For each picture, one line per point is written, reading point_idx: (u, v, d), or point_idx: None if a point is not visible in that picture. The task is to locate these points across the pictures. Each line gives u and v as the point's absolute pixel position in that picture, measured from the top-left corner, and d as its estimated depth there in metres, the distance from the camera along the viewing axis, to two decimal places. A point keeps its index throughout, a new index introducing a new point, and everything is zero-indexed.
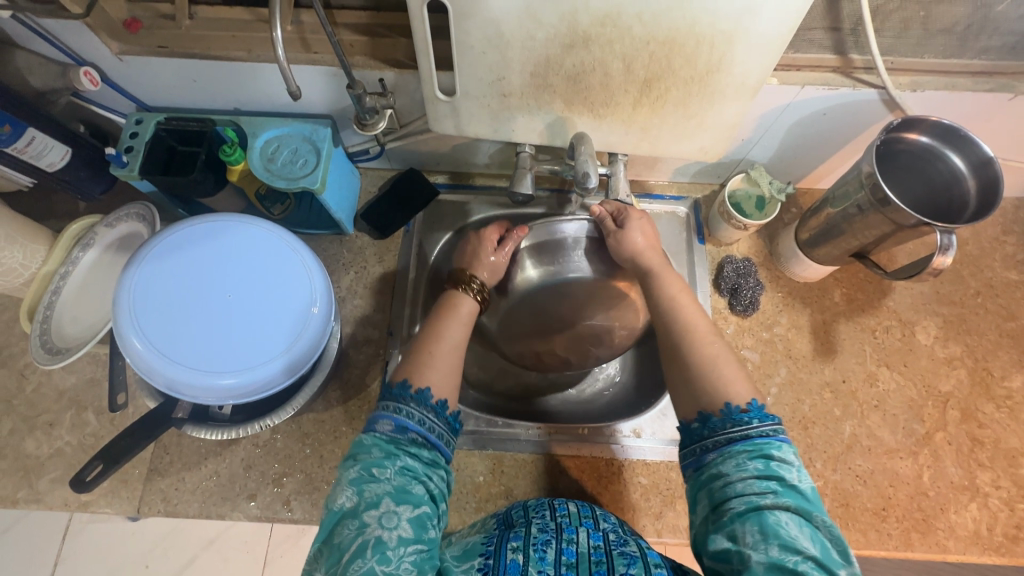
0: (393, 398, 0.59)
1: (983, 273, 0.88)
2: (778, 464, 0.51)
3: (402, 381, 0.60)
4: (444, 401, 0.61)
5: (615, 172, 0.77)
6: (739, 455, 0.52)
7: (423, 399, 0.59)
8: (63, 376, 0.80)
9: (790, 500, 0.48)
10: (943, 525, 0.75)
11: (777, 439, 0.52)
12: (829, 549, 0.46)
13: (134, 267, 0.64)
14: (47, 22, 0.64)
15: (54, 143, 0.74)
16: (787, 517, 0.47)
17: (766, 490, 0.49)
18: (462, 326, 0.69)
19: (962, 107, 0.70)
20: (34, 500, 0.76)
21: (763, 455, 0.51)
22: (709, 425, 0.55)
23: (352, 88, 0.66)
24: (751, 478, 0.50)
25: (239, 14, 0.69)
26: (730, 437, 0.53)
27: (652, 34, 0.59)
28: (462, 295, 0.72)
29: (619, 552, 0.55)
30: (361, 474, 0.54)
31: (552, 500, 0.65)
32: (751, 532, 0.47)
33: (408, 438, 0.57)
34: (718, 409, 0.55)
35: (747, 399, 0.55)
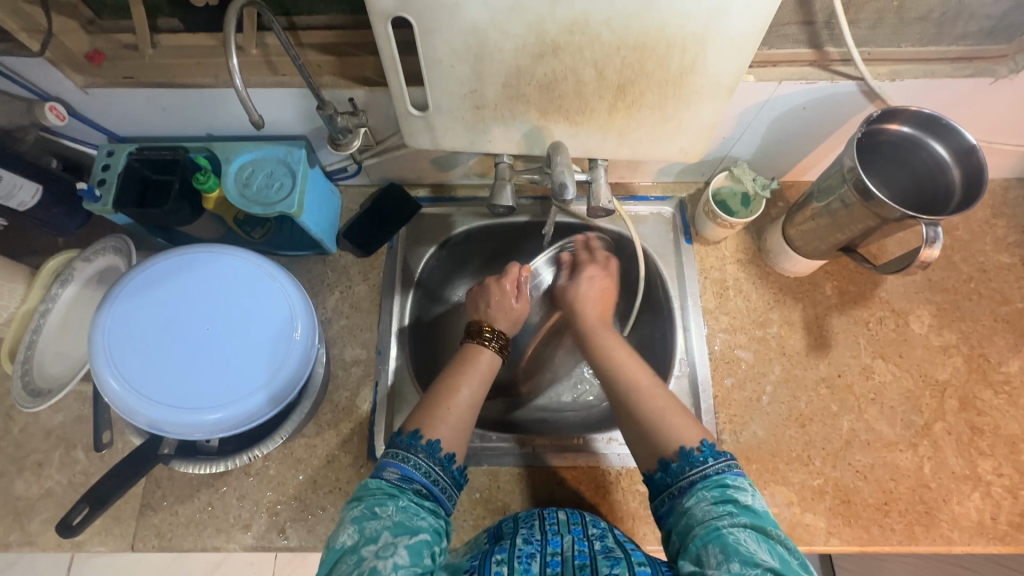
0: (403, 446, 0.60)
1: (975, 258, 0.87)
2: (733, 490, 0.54)
3: (414, 430, 0.60)
4: (451, 454, 0.61)
5: (596, 178, 0.74)
6: (697, 490, 0.55)
7: (432, 450, 0.60)
8: (49, 415, 0.79)
9: (744, 517, 0.51)
10: (947, 517, 0.75)
11: (731, 472, 0.55)
12: (787, 560, 0.49)
13: (110, 305, 0.63)
14: (7, 60, 0.63)
15: (23, 182, 0.72)
16: (745, 535, 0.50)
17: (723, 512, 0.52)
18: (478, 382, 0.68)
19: (942, 94, 0.69)
20: (27, 542, 0.75)
21: (718, 484, 0.54)
22: (670, 472, 0.58)
23: (321, 108, 0.64)
24: (707, 504, 0.53)
25: (203, 40, 0.68)
26: (691, 478, 0.56)
27: (623, 39, 0.58)
28: (481, 349, 0.73)
29: (604, 556, 0.56)
30: (363, 513, 0.53)
31: (541, 511, 0.66)
32: (714, 554, 0.49)
33: (414, 487, 0.57)
34: (674, 451, 0.58)
35: (698, 440, 0.59)
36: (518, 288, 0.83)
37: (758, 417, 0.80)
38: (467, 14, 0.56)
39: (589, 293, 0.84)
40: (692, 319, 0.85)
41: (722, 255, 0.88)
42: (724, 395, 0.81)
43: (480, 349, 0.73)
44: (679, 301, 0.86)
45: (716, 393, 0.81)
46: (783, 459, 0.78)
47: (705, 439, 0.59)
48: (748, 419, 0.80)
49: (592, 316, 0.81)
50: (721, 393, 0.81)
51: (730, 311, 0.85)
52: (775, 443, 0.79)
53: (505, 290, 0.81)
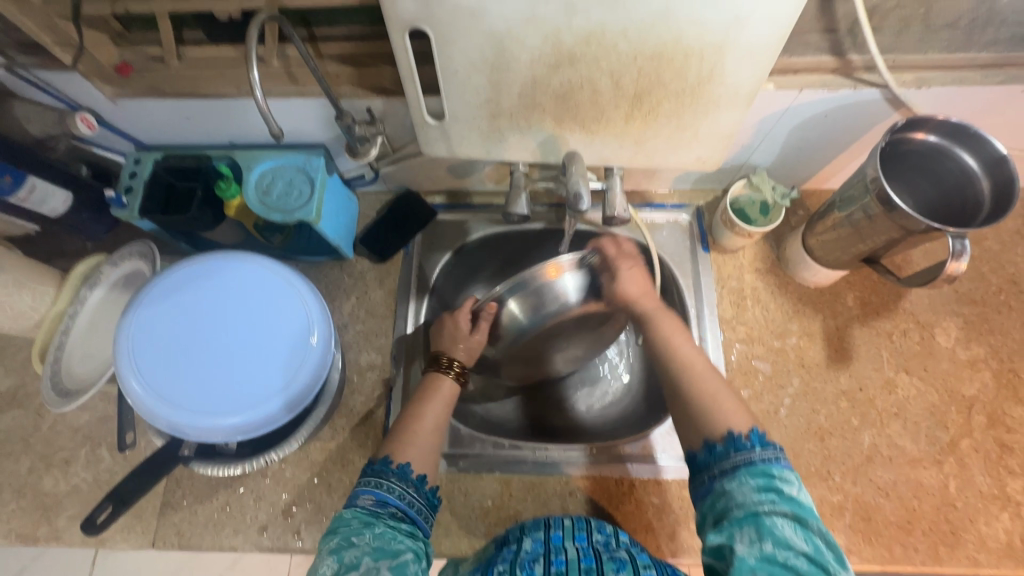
0: (375, 473, 0.60)
1: (1006, 269, 0.84)
2: (779, 480, 0.52)
3: (383, 456, 0.61)
4: (423, 475, 0.62)
5: (612, 187, 0.73)
6: (740, 474, 0.54)
7: (403, 473, 0.60)
8: (76, 414, 0.82)
9: (786, 507, 0.50)
10: (973, 537, 0.72)
11: (779, 462, 0.54)
12: (824, 551, 0.48)
13: (134, 311, 0.65)
14: (41, 72, 0.65)
15: (54, 190, 0.75)
16: (782, 521, 0.49)
17: (764, 499, 0.51)
18: (443, 406, 0.69)
19: (972, 101, 0.67)
20: (54, 537, 0.77)
21: (763, 473, 0.53)
22: (713, 454, 0.56)
23: (340, 119, 0.67)
24: (749, 489, 0.52)
25: (226, 52, 0.69)
26: (735, 462, 0.55)
27: (639, 50, 0.58)
28: (441, 376, 0.72)
29: (609, 558, 0.56)
30: (340, 543, 0.52)
31: (548, 517, 0.66)
32: (748, 534, 0.49)
33: (389, 511, 0.57)
34: (721, 434, 0.57)
35: (747, 427, 0.57)
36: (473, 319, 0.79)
37: (775, 430, 0.78)
38: (483, 24, 0.56)
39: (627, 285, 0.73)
40: (709, 328, 0.84)
41: (740, 264, 0.87)
42: None
43: (441, 375, 0.72)
44: (696, 309, 0.85)
45: None
46: (802, 474, 0.76)
47: (754, 426, 0.57)
48: (765, 431, 0.78)
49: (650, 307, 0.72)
50: None
51: (748, 321, 0.84)
52: (793, 457, 0.77)
53: (460, 324, 0.78)
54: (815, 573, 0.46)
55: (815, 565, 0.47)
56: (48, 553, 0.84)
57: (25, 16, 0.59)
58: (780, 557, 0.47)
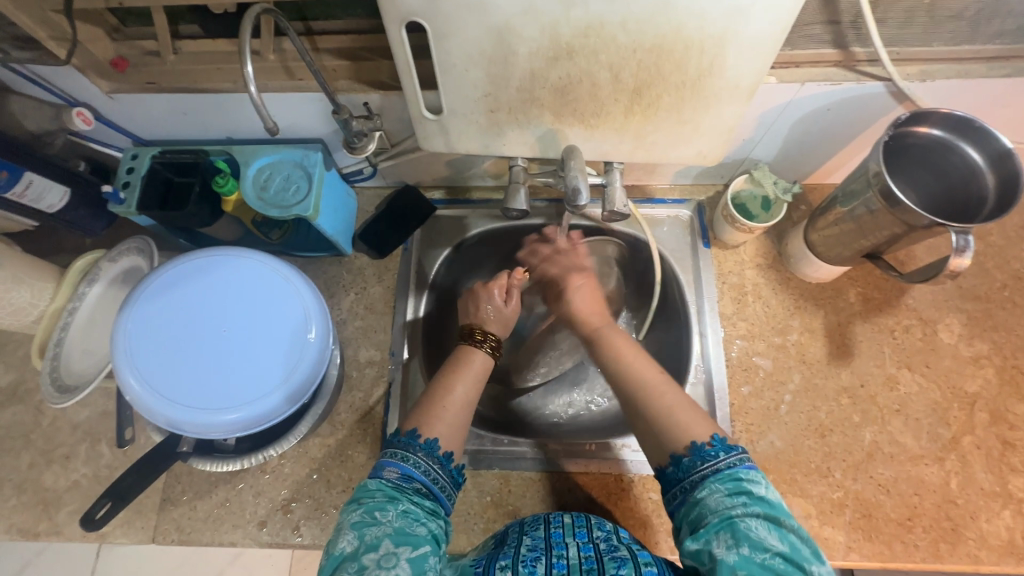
0: (402, 446, 0.60)
1: (1010, 264, 0.84)
2: (748, 482, 0.53)
3: (411, 429, 0.60)
4: (450, 452, 0.61)
5: (612, 182, 0.72)
6: (710, 483, 0.53)
7: (430, 448, 0.60)
8: (76, 409, 0.82)
9: (758, 508, 0.51)
10: (975, 535, 0.72)
11: (745, 464, 0.54)
12: (800, 548, 0.49)
13: (130, 307, 0.65)
14: (37, 67, 0.65)
15: (52, 185, 0.75)
16: (756, 523, 0.50)
17: (736, 502, 0.51)
18: (472, 383, 0.67)
19: (977, 94, 0.66)
20: (54, 532, 0.78)
21: (731, 477, 0.53)
22: (681, 466, 0.56)
23: (337, 113, 0.65)
24: (721, 495, 0.52)
25: (223, 46, 0.68)
26: (703, 472, 0.54)
27: (638, 42, 0.57)
28: (474, 350, 0.71)
29: (610, 557, 0.56)
30: (362, 518, 0.53)
31: (548, 514, 0.65)
32: (724, 540, 0.49)
33: (414, 487, 0.57)
34: (686, 446, 0.56)
35: (709, 434, 0.57)
36: (507, 292, 0.79)
37: (776, 427, 0.78)
38: (480, 16, 0.55)
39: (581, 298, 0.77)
40: (709, 325, 0.83)
41: (740, 260, 0.86)
42: (741, 403, 0.79)
43: (473, 350, 0.71)
44: (696, 305, 0.84)
45: (732, 401, 0.79)
46: (802, 471, 0.76)
47: (715, 434, 0.57)
48: (765, 428, 0.78)
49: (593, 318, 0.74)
50: (738, 401, 0.79)
51: (749, 318, 0.83)
52: (793, 454, 0.77)
53: (494, 296, 0.77)
54: (791, 571, 0.47)
55: (791, 563, 0.48)
56: (50, 548, 0.85)
57: (19, 9, 0.58)
58: (758, 559, 0.47)
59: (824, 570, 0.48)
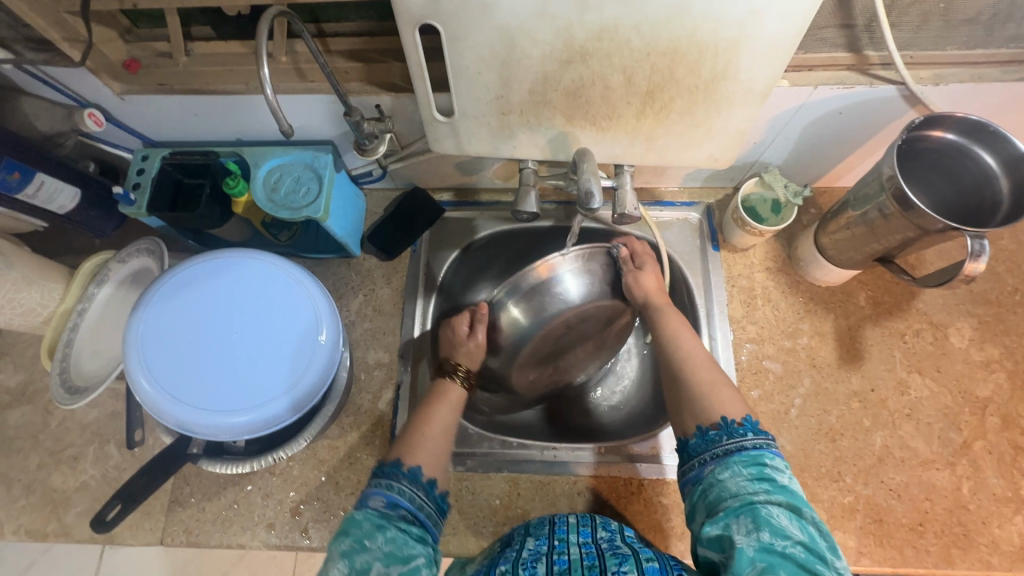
0: (386, 475, 0.60)
1: (1021, 268, 0.83)
2: (771, 468, 0.53)
3: (394, 460, 0.61)
4: (433, 478, 0.61)
5: (622, 185, 0.72)
6: (733, 462, 0.54)
7: (415, 476, 0.60)
8: (84, 410, 0.82)
9: (780, 496, 0.50)
10: (986, 540, 0.71)
11: (770, 450, 0.54)
12: (817, 540, 0.48)
13: (142, 309, 0.65)
14: (50, 68, 0.65)
15: (63, 186, 0.75)
16: (777, 510, 0.49)
17: (758, 488, 0.51)
18: (449, 410, 0.69)
19: (990, 98, 0.66)
20: (63, 533, 0.78)
21: (755, 460, 0.53)
22: (706, 438, 0.57)
23: (349, 115, 0.64)
24: (743, 480, 0.52)
25: (233, 48, 0.69)
26: (726, 448, 0.55)
27: (653, 46, 0.57)
28: (449, 383, 0.72)
29: (612, 553, 0.56)
30: (352, 546, 0.52)
31: (552, 516, 0.65)
32: (743, 524, 0.49)
33: (400, 514, 0.57)
34: (714, 421, 0.57)
35: (742, 414, 0.57)
36: (473, 321, 0.79)
37: (786, 430, 0.78)
38: (495, 18, 0.55)
39: (647, 282, 0.76)
40: (719, 328, 0.83)
41: (750, 263, 0.86)
42: (751, 406, 0.79)
43: (449, 383, 0.72)
44: (705, 308, 0.84)
45: (742, 404, 0.79)
46: (812, 475, 0.75)
47: (749, 414, 0.58)
48: (775, 432, 0.78)
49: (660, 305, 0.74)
50: (748, 404, 0.79)
51: (759, 321, 0.83)
52: (804, 458, 0.76)
53: (458, 330, 0.78)
54: (811, 561, 0.46)
55: (812, 553, 0.47)
56: (56, 549, 0.85)
57: (32, 11, 0.58)
58: (778, 546, 0.47)
59: (841, 564, 0.47)
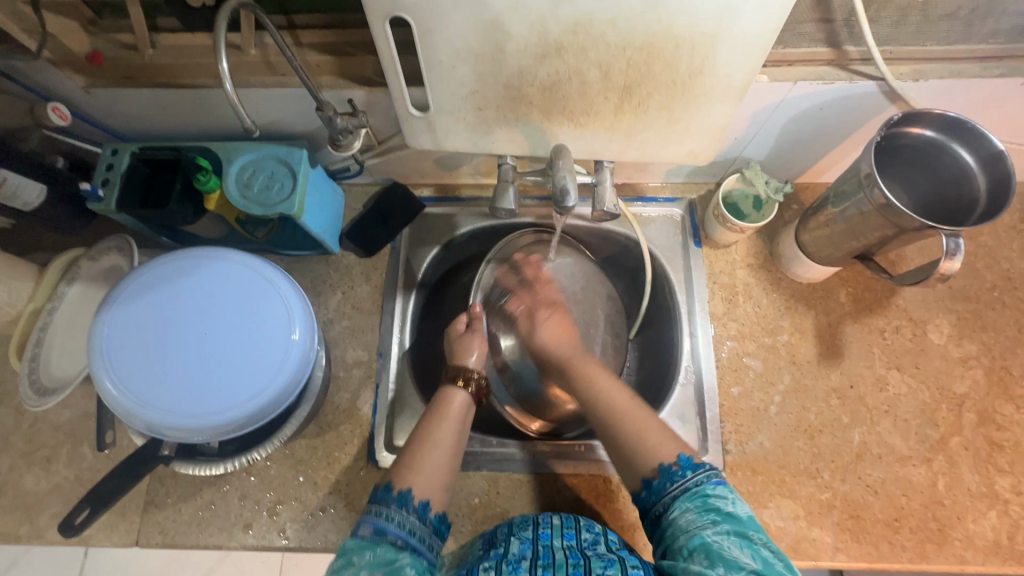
0: (377, 501, 0.59)
1: (1000, 265, 0.83)
2: (717, 500, 0.54)
3: (385, 483, 0.60)
4: (426, 501, 0.60)
5: (602, 180, 0.71)
6: (681, 500, 0.55)
7: (405, 500, 0.59)
8: (57, 410, 0.81)
9: (728, 524, 0.51)
10: (961, 535, 0.72)
11: (714, 481, 0.55)
12: (772, 564, 0.48)
13: (110, 308, 0.63)
14: (9, 61, 0.63)
15: (27, 182, 0.71)
16: (727, 540, 0.50)
17: (707, 521, 0.52)
18: (453, 421, 0.68)
19: (970, 95, 0.65)
20: (35, 536, 0.76)
21: (700, 495, 0.55)
22: (653, 489, 0.58)
23: (321, 109, 0.63)
24: (692, 514, 0.53)
25: (203, 40, 0.67)
26: (673, 493, 0.56)
27: (628, 40, 0.56)
28: (455, 391, 0.71)
29: (597, 557, 0.56)
30: (340, 565, 0.53)
31: (536, 515, 0.66)
32: (699, 559, 0.49)
33: (388, 539, 0.56)
34: (654, 469, 0.59)
35: (677, 454, 0.59)
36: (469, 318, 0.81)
37: (765, 427, 0.78)
38: (467, 12, 0.54)
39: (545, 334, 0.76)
40: (698, 324, 0.83)
41: (732, 260, 0.86)
42: (731, 403, 0.79)
43: (455, 389, 0.71)
44: (687, 304, 0.84)
45: (722, 402, 0.79)
46: (790, 472, 0.76)
47: (683, 453, 0.59)
48: (754, 430, 0.78)
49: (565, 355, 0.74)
50: (728, 402, 0.79)
51: (740, 318, 0.83)
52: (783, 455, 0.76)
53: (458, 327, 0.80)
54: None
55: None
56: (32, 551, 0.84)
57: None
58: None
59: None
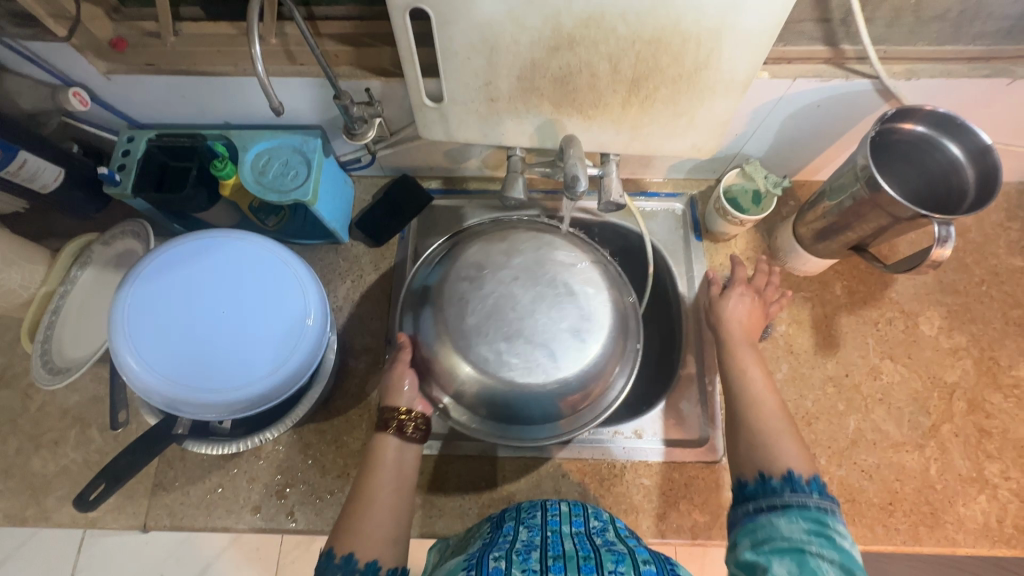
0: (318, 571, 0.54)
1: (988, 261, 0.87)
2: (833, 530, 0.49)
3: (325, 552, 0.55)
4: (374, 562, 0.55)
5: (608, 172, 0.74)
6: (791, 513, 0.51)
7: (350, 566, 0.54)
8: (65, 394, 0.81)
9: (835, 556, 0.47)
10: (952, 518, 0.74)
11: (835, 514, 0.51)
12: None
13: (128, 285, 0.64)
14: (33, 45, 0.64)
15: (48, 165, 0.73)
16: (828, 566, 0.46)
17: (812, 540, 0.48)
18: (393, 478, 0.62)
19: (959, 94, 0.69)
20: (43, 518, 0.77)
21: (815, 518, 0.50)
22: (765, 486, 0.54)
23: (338, 98, 0.65)
24: (798, 529, 0.50)
25: (224, 29, 0.69)
26: (787, 501, 0.52)
27: (638, 34, 0.58)
28: (387, 436, 0.64)
29: (609, 551, 0.54)
30: None
31: (544, 501, 0.65)
32: (786, 566, 0.47)
33: None
34: (782, 472, 0.55)
35: (810, 474, 0.54)
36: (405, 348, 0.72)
37: None
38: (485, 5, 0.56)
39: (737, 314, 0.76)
40: (700, 315, 0.85)
41: (731, 253, 0.88)
42: None
43: (386, 436, 0.64)
44: (688, 296, 0.86)
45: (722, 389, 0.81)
46: None
47: (815, 476, 0.54)
48: None
49: (740, 337, 0.73)
50: None
51: None
52: None
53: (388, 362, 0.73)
54: None
55: None
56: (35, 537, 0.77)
57: None
58: None
59: None
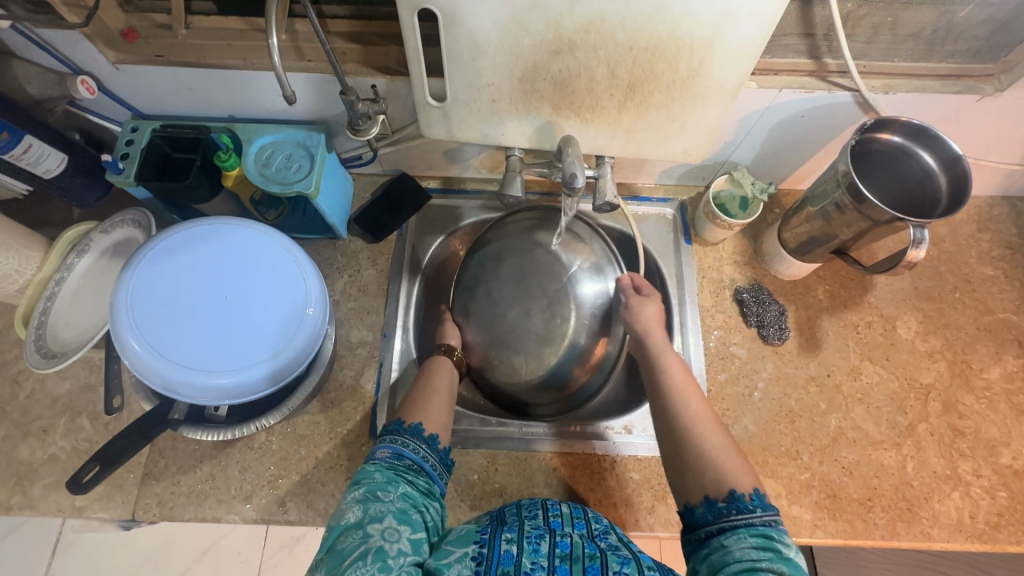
0: (391, 432, 0.66)
1: (961, 269, 0.91)
2: (777, 542, 0.53)
3: (397, 419, 0.67)
4: (434, 435, 0.67)
5: (603, 174, 0.77)
6: (738, 531, 0.55)
7: (416, 431, 0.66)
8: (56, 382, 0.81)
9: (784, 567, 0.51)
10: (928, 514, 0.77)
11: (778, 526, 0.55)
12: None
13: (133, 266, 0.65)
14: (45, 32, 0.65)
15: (49, 150, 0.74)
16: None
17: (761, 556, 0.52)
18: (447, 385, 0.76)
19: (933, 109, 0.73)
20: (28, 506, 0.76)
21: (762, 533, 0.54)
22: (713, 509, 0.58)
23: (344, 94, 0.67)
24: (747, 547, 0.53)
25: (235, 24, 0.71)
26: (735, 521, 0.56)
27: (635, 41, 0.62)
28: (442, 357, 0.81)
29: (613, 552, 0.56)
30: (366, 495, 0.57)
31: (545, 500, 0.66)
32: None
33: (405, 464, 0.62)
34: (724, 493, 0.58)
35: (751, 487, 0.58)
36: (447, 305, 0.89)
37: (749, 411, 0.83)
38: (490, 7, 0.59)
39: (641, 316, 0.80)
40: (688, 315, 0.88)
41: (719, 257, 0.92)
42: (718, 389, 0.84)
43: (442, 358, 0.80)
44: (677, 296, 0.90)
45: (710, 387, 0.84)
46: (772, 453, 0.80)
47: (756, 487, 0.59)
48: (740, 413, 0.82)
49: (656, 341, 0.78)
50: (715, 387, 0.84)
51: (726, 310, 0.88)
52: (765, 438, 0.81)
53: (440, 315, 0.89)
54: None
55: None
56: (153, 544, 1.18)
57: None
58: None
59: None
